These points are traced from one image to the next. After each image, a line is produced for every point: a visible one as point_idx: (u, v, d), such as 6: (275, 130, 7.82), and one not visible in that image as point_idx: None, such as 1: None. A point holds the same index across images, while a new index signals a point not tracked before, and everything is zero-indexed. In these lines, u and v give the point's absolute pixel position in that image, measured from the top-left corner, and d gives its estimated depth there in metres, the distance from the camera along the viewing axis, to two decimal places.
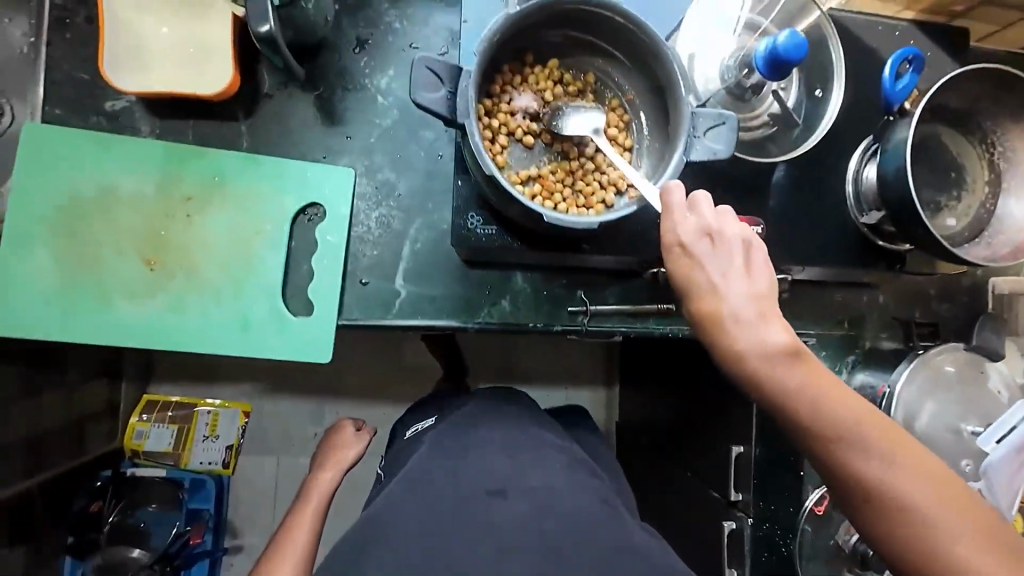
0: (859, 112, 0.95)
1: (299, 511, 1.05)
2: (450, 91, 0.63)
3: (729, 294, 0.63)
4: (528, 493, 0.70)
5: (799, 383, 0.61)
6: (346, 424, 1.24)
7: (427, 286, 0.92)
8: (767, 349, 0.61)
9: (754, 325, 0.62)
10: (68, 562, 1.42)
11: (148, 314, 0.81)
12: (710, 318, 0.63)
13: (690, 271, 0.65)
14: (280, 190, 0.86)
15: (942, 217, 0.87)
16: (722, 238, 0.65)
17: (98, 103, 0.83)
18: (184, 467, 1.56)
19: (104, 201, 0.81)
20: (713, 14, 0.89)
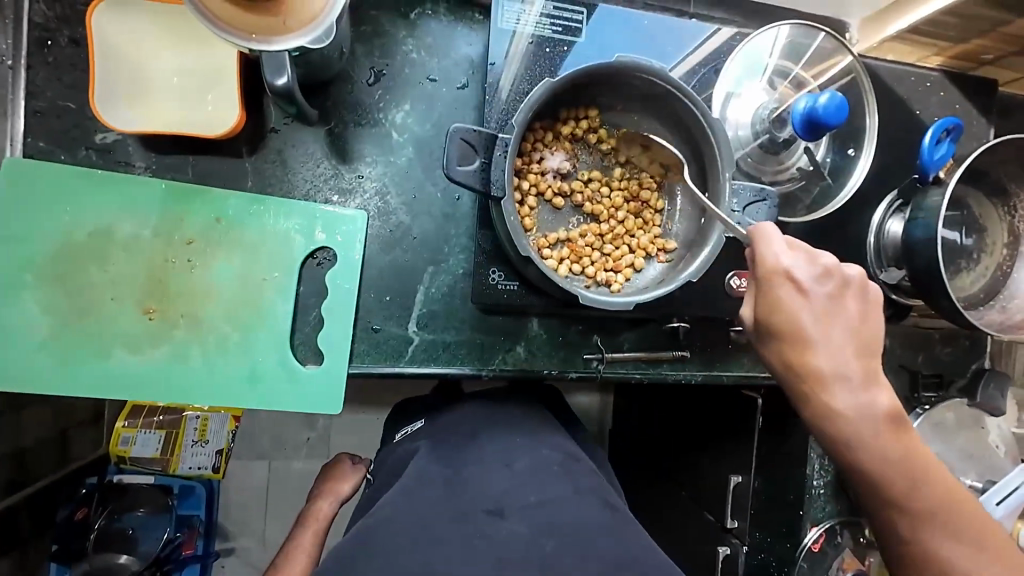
0: (884, 163, 0.93)
1: (297, 550, 1.01)
2: (484, 163, 0.59)
3: (841, 345, 0.63)
4: (527, 513, 0.66)
5: (890, 447, 0.64)
6: (343, 459, 1.17)
7: (441, 333, 0.88)
8: (872, 410, 0.63)
9: (856, 386, 0.64)
10: (52, 566, 1.37)
11: (148, 367, 0.76)
12: (812, 373, 0.64)
13: (796, 312, 0.64)
14: (289, 234, 0.81)
15: (960, 278, 0.88)
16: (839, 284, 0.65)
17: (87, 136, 0.76)
18: (173, 472, 1.51)
19: (99, 244, 0.75)
20: (746, 60, 0.86)
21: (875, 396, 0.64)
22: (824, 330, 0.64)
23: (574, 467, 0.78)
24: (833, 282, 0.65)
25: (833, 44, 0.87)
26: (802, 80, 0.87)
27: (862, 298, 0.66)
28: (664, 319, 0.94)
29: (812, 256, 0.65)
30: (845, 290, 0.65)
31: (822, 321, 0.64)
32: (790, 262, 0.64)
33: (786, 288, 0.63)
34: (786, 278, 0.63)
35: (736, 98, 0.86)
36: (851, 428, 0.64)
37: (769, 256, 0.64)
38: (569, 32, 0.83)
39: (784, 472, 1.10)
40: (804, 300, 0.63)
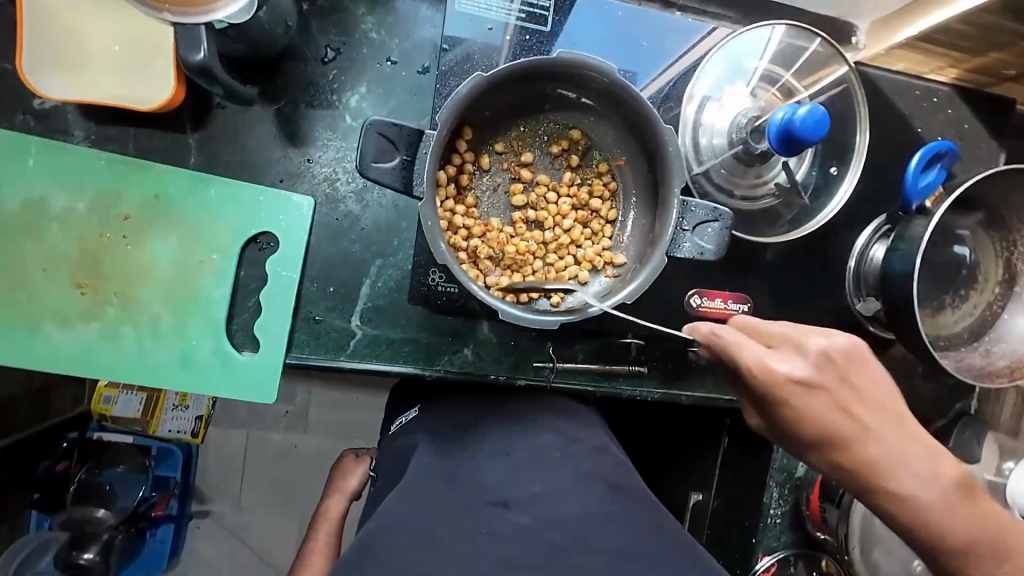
0: (876, 183, 0.86)
1: (310, 552, 0.99)
2: (404, 160, 0.57)
3: (879, 436, 0.57)
4: (532, 506, 0.65)
5: (981, 527, 0.56)
6: (347, 454, 1.12)
7: (385, 328, 0.84)
8: (925, 480, 0.57)
9: (919, 468, 0.57)
10: (34, 516, 1.31)
11: (77, 342, 0.75)
12: (865, 464, 0.58)
13: (813, 420, 0.58)
14: (230, 217, 0.78)
15: (941, 316, 0.81)
16: (846, 369, 0.58)
17: (25, 100, 0.74)
18: (153, 434, 1.40)
19: (33, 216, 0.74)
20: (730, 64, 0.79)
21: (941, 471, 0.57)
22: (850, 428, 0.58)
23: (575, 450, 0.75)
24: (834, 364, 0.59)
25: (829, 50, 0.80)
26: (792, 88, 0.81)
27: (866, 364, 0.59)
28: (619, 333, 0.89)
29: (800, 343, 0.59)
30: (852, 365, 0.59)
31: (849, 414, 0.58)
32: (779, 360, 0.58)
33: (797, 395, 0.57)
34: (789, 382, 0.57)
35: (714, 103, 0.79)
36: (926, 513, 0.57)
37: (755, 361, 0.57)
38: (535, 19, 0.79)
39: (744, 494, 1.03)
40: (816, 401, 0.58)
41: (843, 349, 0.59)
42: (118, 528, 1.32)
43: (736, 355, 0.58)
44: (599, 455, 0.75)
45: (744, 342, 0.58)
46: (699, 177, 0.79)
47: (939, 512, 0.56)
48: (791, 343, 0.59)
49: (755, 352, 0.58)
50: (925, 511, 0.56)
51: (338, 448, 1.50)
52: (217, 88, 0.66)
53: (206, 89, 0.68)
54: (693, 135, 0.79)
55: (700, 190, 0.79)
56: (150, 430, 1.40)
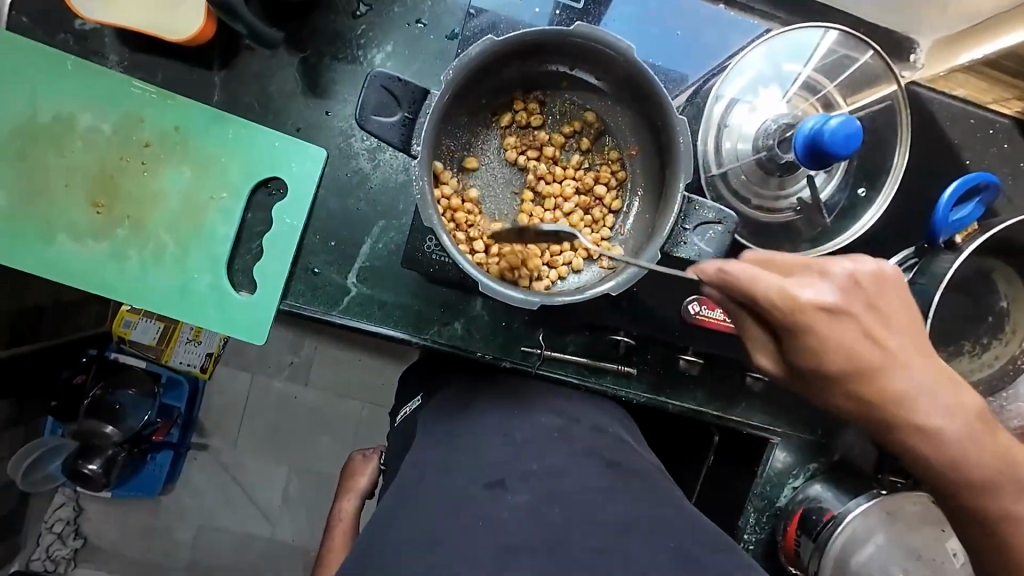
0: (910, 214, 0.80)
1: (329, 550, 1.03)
2: (405, 116, 0.58)
3: (909, 363, 0.52)
4: (529, 483, 0.69)
5: (976, 441, 0.55)
6: (356, 454, 1.16)
7: (380, 290, 0.85)
8: (942, 401, 0.53)
9: (936, 388, 0.53)
10: (49, 422, 1.40)
11: (88, 256, 0.79)
12: (891, 397, 0.52)
13: (843, 353, 0.51)
14: (242, 158, 0.80)
15: (959, 363, 0.76)
16: (861, 286, 0.52)
17: (67, 21, 0.77)
18: (165, 362, 1.44)
19: (61, 131, 0.77)
20: (768, 67, 0.75)
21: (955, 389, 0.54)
22: (881, 359, 0.52)
23: (575, 430, 0.77)
24: (861, 286, 0.52)
25: (881, 64, 0.74)
26: (833, 101, 0.76)
27: (895, 288, 0.54)
28: (610, 329, 0.87)
29: (818, 267, 0.52)
30: (880, 290, 0.53)
31: (875, 343, 0.52)
32: (805, 290, 0.50)
33: (822, 322, 0.50)
34: (816, 308, 0.50)
35: (745, 104, 0.75)
36: (938, 432, 0.54)
37: (779, 292, 0.49)
38: None
39: (730, 517, 0.97)
40: (849, 329, 0.51)
41: (868, 275, 0.53)
42: (121, 446, 1.37)
43: (754, 290, 0.50)
44: (597, 435, 0.78)
45: (760, 274, 0.51)
46: (716, 179, 0.75)
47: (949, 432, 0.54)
48: (814, 270, 0.53)
49: (776, 282, 0.50)
50: (943, 437, 0.54)
51: (335, 404, 1.53)
52: (240, 27, 0.68)
53: (231, 26, 0.69)
54: (715, 134, 0.75)
55: (715, 193, 0.76)
56: (163, 360, 1.44)
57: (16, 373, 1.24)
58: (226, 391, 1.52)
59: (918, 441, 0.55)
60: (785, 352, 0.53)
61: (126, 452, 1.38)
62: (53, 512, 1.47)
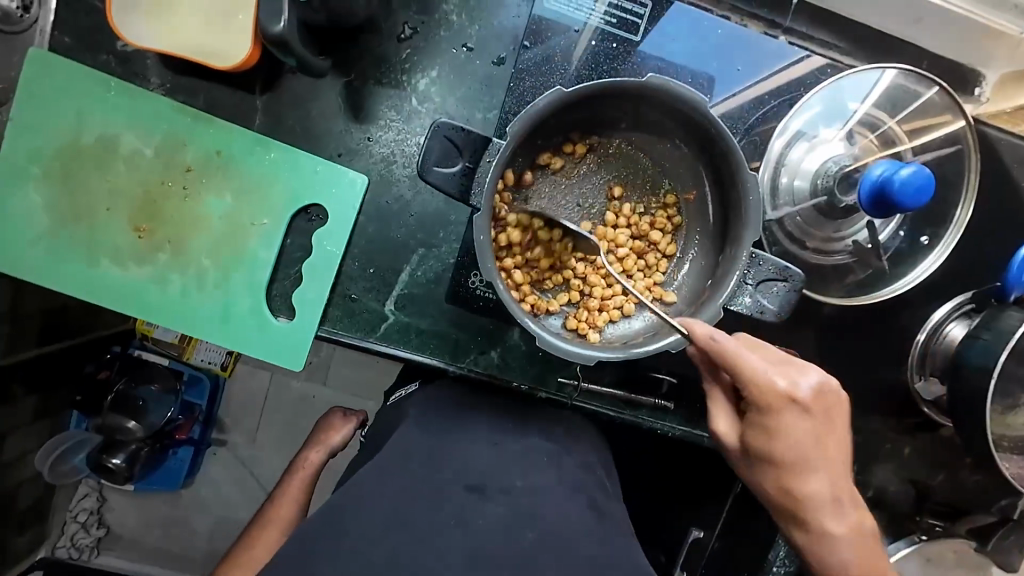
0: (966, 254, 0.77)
1: (281, 496, 0.95)
2: (467, 167, 0.60)
3: (818, 475, 0.61)
4: (509, 498, 0.64)
5: (865, 561, 0.63)
6: (335, 410, 1.07)
7: (418, 318, 0.82)
8: (839, 516, 0.63)
9: (844, 507, 0.63)
10: (74, 416, 1.36)
11: (131, 281, 0.78)
12: (799, 491, 0.62)
13: (790, 447, 0.60)
14: (285, 184, 0.79)
15: (1014, 414, 0.72)
16: (818, 397, 0.59)
17: (110, 41, 0.75)
18: (186, 360, 1.42)
19: (102, 153, 0.77)
20: (830, 104, 0.72)
21: (858, 512, 0.64)
22: (809, 458, 0.61)
23: (566, 460, 0.73)
24: (825, 398, 0.61)
25: (946, 100, 0.72)
26: (893, 137, 0.73)
27: (841, 414, 0.62)
28: (651, 366, 0.86)
29: (789, 367, 0.60)
30: (830, 407, 0.61)
31: (811, 447, 0.60)
32: (779, 381, 0.59)
33: (778, 414, 0.59)
34: (785, 401, 0.58)
35: (806, 142, 0.73)
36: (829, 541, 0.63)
37: (752, 376, 0.58)
38: (626, 27, 0.76)
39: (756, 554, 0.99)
40: (801, 429, 0.59)
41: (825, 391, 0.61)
42: (145, 442, 1.34)
43: (735, 364, 0.58)
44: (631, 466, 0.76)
45: (746, 353, 0.58)
46: (771, 224, 0.73)
47: (848, 546, 0.63)
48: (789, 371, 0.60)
49: (758, 368, 0.58)
50: (835, 547, 0.63)
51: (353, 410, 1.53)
52: (290, 59, 0.68)
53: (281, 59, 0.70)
54: (772, 172, 0.73)
55: (770, 237, 0.74)
56: (184, 357, 1.42)
57: (44, 372, 1.22)
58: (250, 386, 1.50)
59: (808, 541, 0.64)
60: (745, 431, 0.62)
61: (149, 447, 1.36)
62: (77, 501, 1.45)
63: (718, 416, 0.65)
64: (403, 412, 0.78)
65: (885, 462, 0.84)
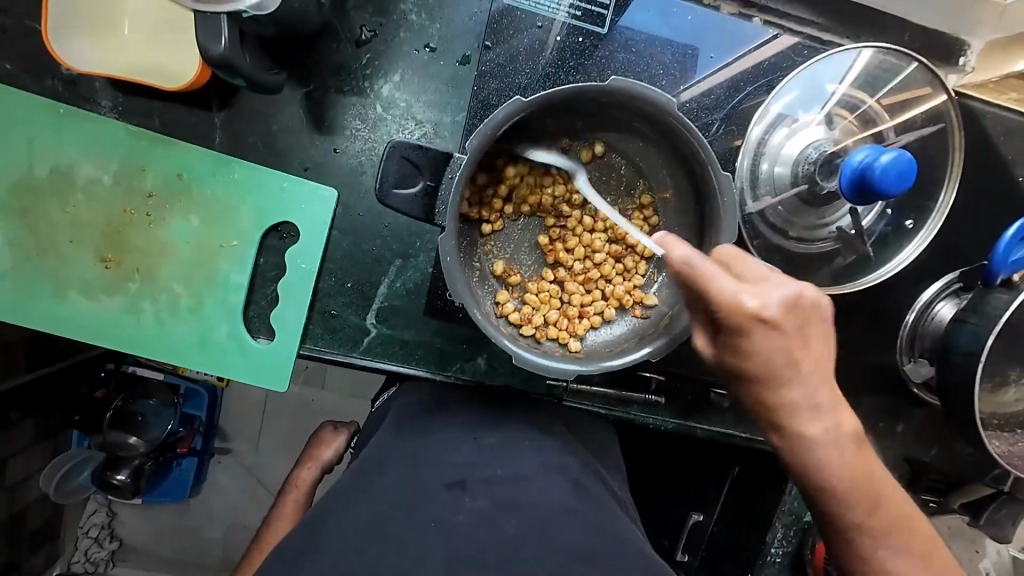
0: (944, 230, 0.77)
1: (278, 518, 0.92)
2: (427, 185, 0.65)
3: (794, 385, 0.53)
4: (490, 489, 0.62)
5: (849, 465, 0.56)
6: (326, 423, 1.03)
7: (400, 329, 0.80)
8: (825, 428, 0.55)
9: (824, 412, 0.55)
10: (75, 434, 1.33)
11: (101, 312, 0.76)
12: (780, 405, 0.54)
13: (764, 362, 0.52)
14: (252, 204, 0.76)
15: (1003, 391, 0.71)
16: (791, 304, 0.51)
17: (55, 65, 0.72)
18: (182, 372, 1.35)
19: (59, 183, 0.74)
20: (808, 87, 0.70)
21: (845, 424, 0.56)
22: (796, 371, 0.53)
23: (546, 440, 0.71)
24: (799, 308, 0.53)
25: (926, 75, 0.69)
26: (875, 118, 0.71)
27: (821, 319, 0.54)
28: (638, 365, 0.84)
29: (757, 280, 0.52)
30: (811, 314, 0.53)
31: (796, 360, 0.53)
32: (747, 295, 0.51)
33: (755, 329, 0.50)
34: (755, 320, 0.50)
35: (786, 127, 0.70)
36: (815, 460, 0.55)
37: (720, 294, 0.50)
38: (591, 19, 0.73)
39: (748, 531, 0.97)
40: (772, 344, 0.51)
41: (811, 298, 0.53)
42: (148, 455, 1.30)
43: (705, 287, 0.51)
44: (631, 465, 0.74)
45: (719, 274, 0.51)
46: (752, 216, 0.71)
47: (830, 450, 0.55)
48: (758, 282, 0.52)
49: (724, 286, 0.50)
50: (824, 466, 0.55)
51: None
52: (239, 79, 0.65)
53: (231, 80, 0.68)
54: (752, 160, 0.71)
55: (752, 230, 0.72)
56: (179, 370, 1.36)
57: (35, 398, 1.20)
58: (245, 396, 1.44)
59: (816, 473, 0.56)
60: (717, 351, 0.54)
61: (154, 461, 1.32)
62: (87, 518, 1.42)
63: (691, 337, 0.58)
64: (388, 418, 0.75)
65: (882, 443, 0.83)
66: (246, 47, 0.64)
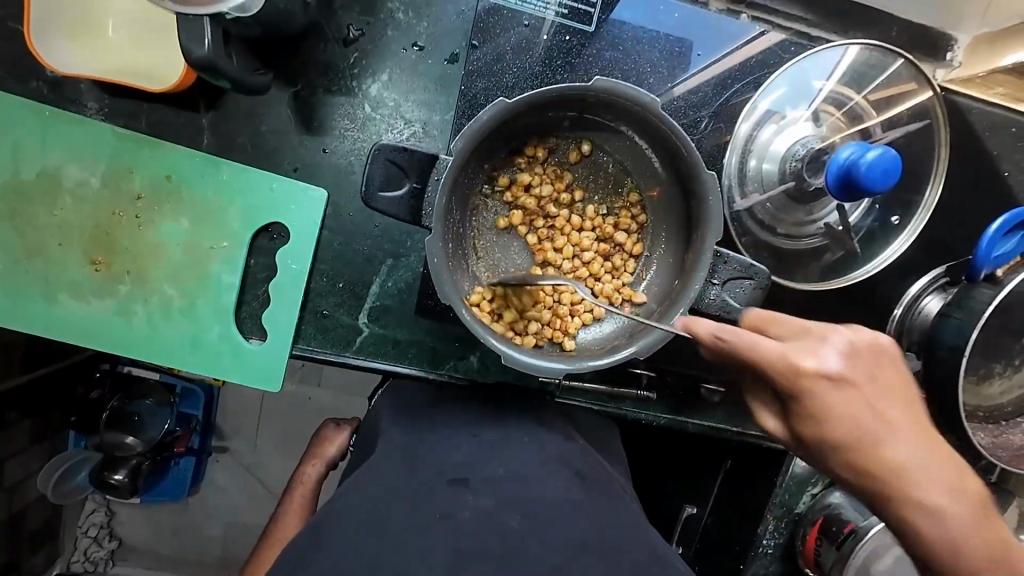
0: (930, 225, 0.78)
1: (284, 516, 0.90)
2: (414, 187, 0.65)
3: (893, 443, 0.52)
4: (490, 486, 0.61)
5: (982, 534, 0.52)
6: (327, 421, 1.02)
7: (393, 328, 0.81)
8: (946, 489, 0.51)
9: (942, 474, 0.52)
10: (72, 435, 1.33)
11: (93, 315, 0.76)
12: (885, 466, 0.51)
13: (846, 423, 0.51)
14: (241, 205, 0.76)
15: (988, 384, 0.73)
16: (852, 356, 0.52)
17: (40, 68, 0.72)
18: (177, 372, 1.35)
19: (47, 186, 0.74)
20: (794, 84, 0.70)
21: (962, 479, 0.52)
22: (888, 430, 0.52)
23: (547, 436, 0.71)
24: (860, 357, 0.53)
25: (912, 71, 0.69)
26: (862, 114, 0.71)
27: (893, 363, 0.54)
28: (629, 361, 0.84)
29: (815, 333, 0.53)
30: (877, 362, 0.53)
31: (879, 416, 0.52)
32: (804, 357, 0.51)
33: (822, 390, 0.51)
34: (819, 380, 0.50)
35: (774, 124, 0.70)
36: (942, 527, 0.51)
37: (772, 355, 0.51)
38: (579, 17, 0.73)
39: (739, 525, 0.98)
40: (849, 404, 0.51)
41: (867, 345, 0.53)
42: (145, 455, 1.30)
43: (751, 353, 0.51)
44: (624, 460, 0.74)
45: (758, 338, 0.52)
46: (741, 214, 0.72)
47: (956, 520, 0.51)
48: (814, 339, 0.53)
49: (775, 347, 0.51)
50: (953, 531, 0.51)
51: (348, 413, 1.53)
52: (224, 81, 0.64)
53: (217, 82, 0.67)
54: (740, 157, 0.71)
55: (740, 227, 0.72)
56: (175, 369, 1.36)
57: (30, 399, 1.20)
58: (242, 394, 1.45)
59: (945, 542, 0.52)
60: (790, 423, 0.54)
61: (150, 460, 1.32)
62: (86, 518, 1.43)
63: (763, 412, 0.58)
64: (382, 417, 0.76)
65: None
66: (231, 47, 0.64)
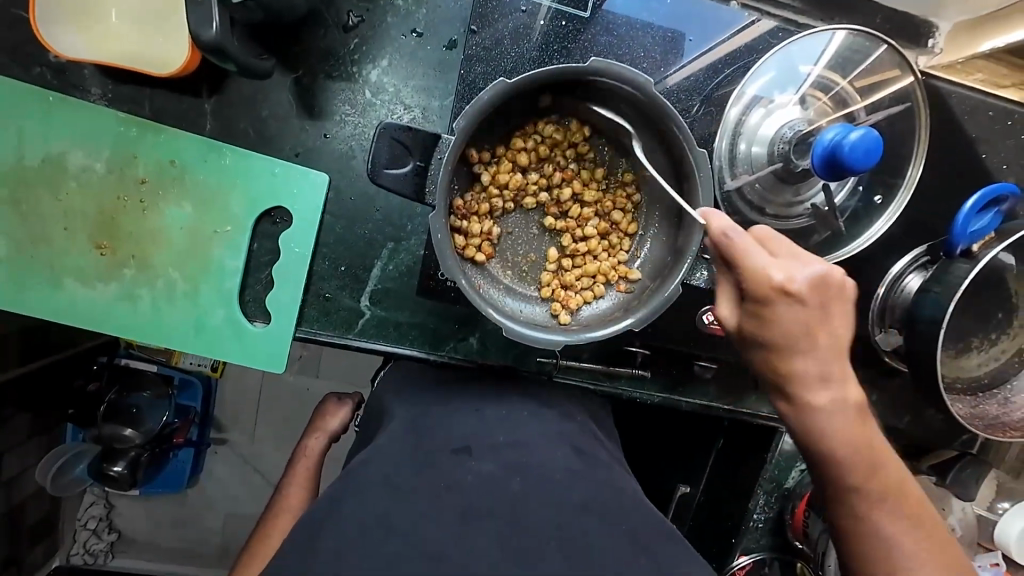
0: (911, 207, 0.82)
1: (287, 489, 0.92)
2: (417, 165, 0.68)
3: (805, 352, 0.58)
4: (493, 453, 0.64)
5: (853, 436, 0.60)
6: (328, 396, 1.04)
7: (394, 311, 0.83)
8: (833, 397, 0.59)
9: (833, 384, 0.59)
10: (70, 429, 1.34)
11: (98, 297, 0.77)
12: (787, 371, 0.59)
13: (776, 330, 0.57)
14: (244, 189, 0.77)
15: (965, 357, 0.76)
16: (816, 281, 0.56)
17: (42, 52, 0.73)
18: (175, 364, 1.36)
19: (52, 172, 0.75)
20: (783, 69, 0.72)
21: (849, 392, 0.60)
22: (805, 336, 0.57)
23: (545, 413, 0.74)
24: (825, 288, 0.57)
25: (895, 57, 0.72)
26: (847, 98, 0.74)
27: (844, 298, 0.58)
28: (625, 340, 0.87)
29: (788, 255, 0.57)
30: (830, 292, 0.57)
31: (808, 331, 0.57)
32: (773, 268, 0.55)
33: (776, 300, 0.55)
34: (778, 291, 0.55)
35: (762, 107, 0.73)
36: (822, 428, 0.60)
37: (749, 265, 0.55)
38: (574, 3, 0.75)
39: (729, 501, 1.02)
40: (791, 317, 0.56)
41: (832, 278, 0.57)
42: (144, 447, 1.30)
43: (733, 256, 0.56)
44: None
45: (751, 249, 0.56)
46: (731, 194, 0.75)
47: (835, 425, 0.60)
48: (787, 257, 0.57)
49: (754, 259, 0.55)
50: (829, 431, 0.60)
51: None
52: (230, 65, 0.66)
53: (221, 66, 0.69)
54: (730, 140, 0.73)
55: (730, 207, 0.75)
56: (173, 360, 1.37)
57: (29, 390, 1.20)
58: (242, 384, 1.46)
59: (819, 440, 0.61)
60: (740, 317, 0.59)
61: (149, 451, 1.32)
62: (86, 509, 1.44)
63: (718, 300, 0.61)
64: (386, 396, 0.78)
65: None
66: (234, 32, 0.65)
